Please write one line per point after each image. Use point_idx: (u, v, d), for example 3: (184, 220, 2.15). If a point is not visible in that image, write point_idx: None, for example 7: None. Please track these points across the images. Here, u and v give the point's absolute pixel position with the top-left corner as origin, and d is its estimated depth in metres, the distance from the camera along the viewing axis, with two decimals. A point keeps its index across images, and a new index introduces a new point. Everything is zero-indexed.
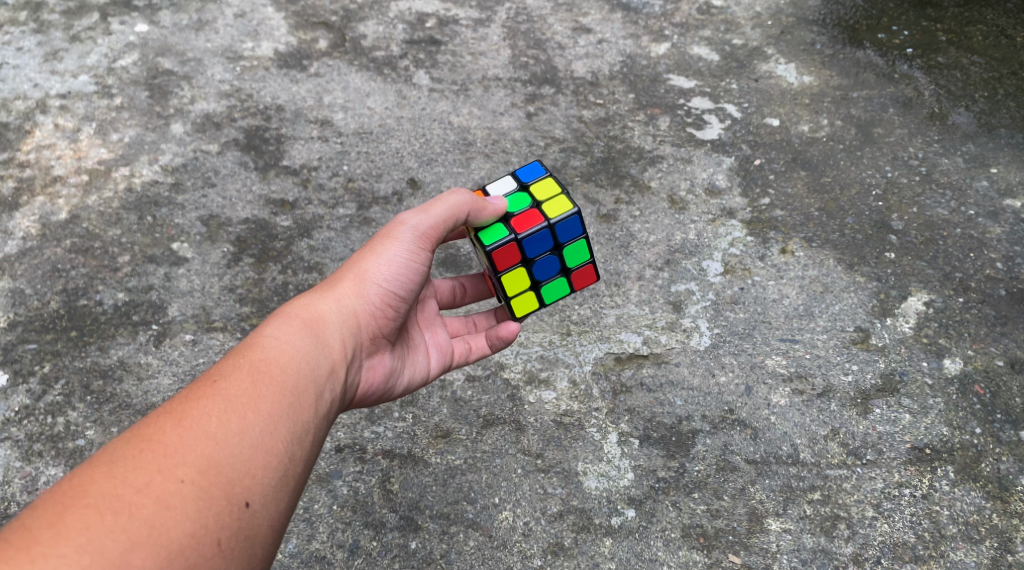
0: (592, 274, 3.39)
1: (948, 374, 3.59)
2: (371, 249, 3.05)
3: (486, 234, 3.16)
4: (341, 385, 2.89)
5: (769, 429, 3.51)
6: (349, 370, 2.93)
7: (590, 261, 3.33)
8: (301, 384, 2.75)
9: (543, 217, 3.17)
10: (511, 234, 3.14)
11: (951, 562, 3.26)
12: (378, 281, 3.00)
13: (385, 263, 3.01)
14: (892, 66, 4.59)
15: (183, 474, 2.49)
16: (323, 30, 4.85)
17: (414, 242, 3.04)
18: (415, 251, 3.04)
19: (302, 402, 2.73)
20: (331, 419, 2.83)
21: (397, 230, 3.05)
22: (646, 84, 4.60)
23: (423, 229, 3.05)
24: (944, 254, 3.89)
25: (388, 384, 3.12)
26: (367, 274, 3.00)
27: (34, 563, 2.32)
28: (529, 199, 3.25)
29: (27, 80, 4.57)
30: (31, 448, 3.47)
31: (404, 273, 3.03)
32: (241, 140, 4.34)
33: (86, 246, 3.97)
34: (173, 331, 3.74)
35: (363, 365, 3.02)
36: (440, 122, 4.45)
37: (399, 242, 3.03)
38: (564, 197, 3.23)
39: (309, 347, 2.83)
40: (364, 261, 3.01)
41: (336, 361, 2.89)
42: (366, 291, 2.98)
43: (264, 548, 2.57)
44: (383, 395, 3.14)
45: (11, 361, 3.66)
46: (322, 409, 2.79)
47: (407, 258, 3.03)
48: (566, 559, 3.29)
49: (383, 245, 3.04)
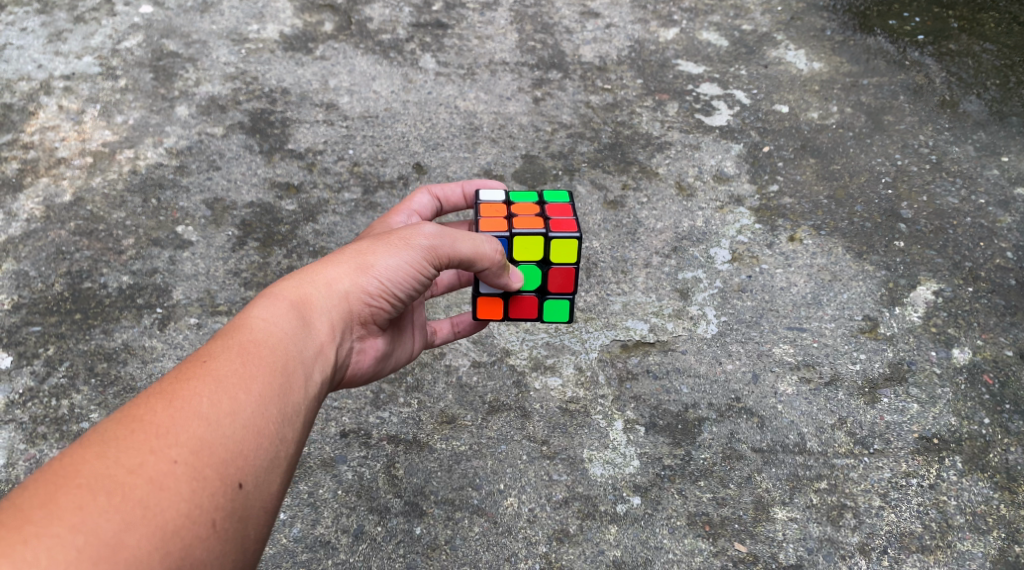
0: (562, 196, 3.33)
1: (957, 364, 3.58)
2: (374, 242, 2.99)
3: (548, 313, 3.30)
4: (330, 365, 2.88)
5: (776, 417, 3.49)
6: (338, 352, 2.92)
7: (569, 204, 3.29)
8: (290, 367, 2.74)
9: (572, 267, 3.19)
10: (568, 296, 3.26)
11: (958, 553, 3.23)
12: (380, 276, 2.94)
13: (387, 257, 2.95)
14: (903, 54, 4.57)
15: (175, 455, 2.48)
16: (328, 13, 4.83)
17: (425, 255, 2.98)
18: (422, 261, 2.98)
19: (292, 383, 2.72)
20: (320, 400, 2.83)
21: (408, 233, 2.99)
22: (655, 69, 4.58)
23: (440, 249, 2.99)
24: (954, 244, 3.87)
25: (377, 367, 3.12)
26: (366, 264, 2.94)
27: (26, 543, 2.30)
28: (531, 266, 3.20)
29: (31, 61, 4.53)
30: (35, 431, 3.44)
31: (410, 277, 2.97)
32: (246, 123, 4.31)
33: (90, 229, 3.94)
34: (177, 314, 3.72)
35: (352, 347, 3.01)
36: (447, 107, 4.43)
37: (408, 250, 2.96)
38: (556, 240, 3.14)
39: (298, 330, 2.80)
40: (366, 252, 2.96)
41: (324, 343, 2.87)
42: (362, 279, 2.94)
43: (256, 530, 2.57)
44: (372, 376, 3.14)
45: (15, 344, 3.63)
46: (312, 391, 2.78)
47: (412, 264, 2.97)
48: (571, 546, 3.26)
49: (392, 244, 2.97)
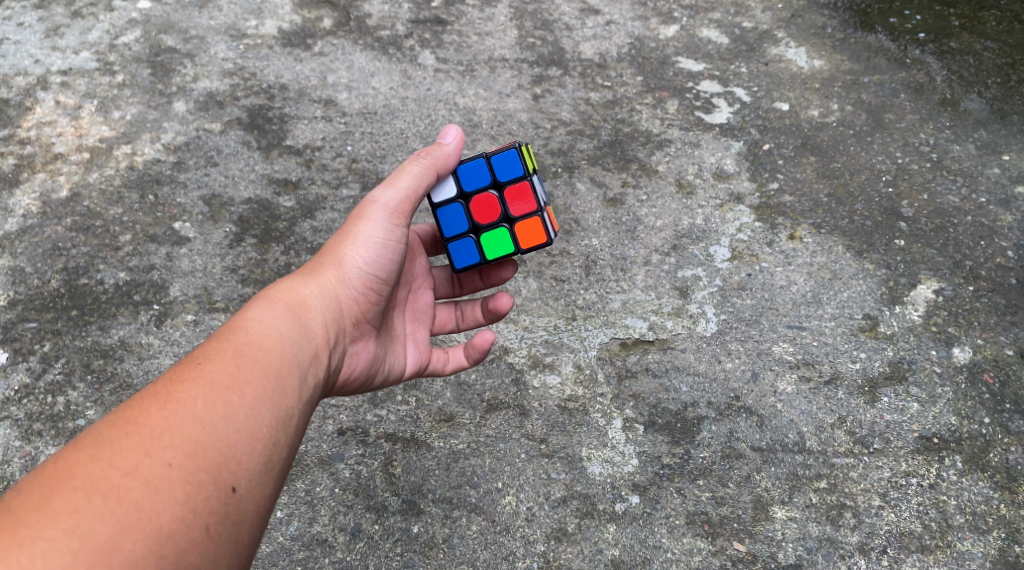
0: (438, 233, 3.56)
1: (957, 363, 3.56)
2: (348, 233, 3.04)
3: None
4: (324, 370, 2.86)
5: (775, 416, 3.48)
6: (332, 354, 2.91)
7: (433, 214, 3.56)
8: (284, 368, 2.72)
9: None
10: None
11: (957, 553, 3.23)
12: (357, 264, 3.00)
13: (364, 246, 3.02)
14: (904, 51, 4.55)
15: (170, 458, 2.47)
16: (327, 9, 4.80)
17: (388, 221, 3.05)
18: (392, 228, 3.05)
19: (285, 386, 2.70)
20: (315, 404, 2.81)
21: (369, 209, 3.06)
22: (655, 67, 4.56)
23: (395, 207, 3.07)
24: (955, 242, 3.85)
25: (371, 372, 3.09)
26: (345, 258, 3.00)
27: (22, 546, 2.30)
28: None
29: (28, 56, 4.51)
30: (31, 428, 3.43)
31: (382, 255, 3.04)
32: (244, 119, 4.29)
33: (87, 225, 3.92)
34: (174, 311, 3.70)
35: (346, 350, 2.99)
36: (446, 103, 4.40)
37: (374, 222, 3.04)
38: None
39: (291, 329, 2.80)
40: (343, 246, 3.01)
41: (319, 345, 2.86)
42: (344, 275, 2.99)
43: (250, 534, 2.54)
44: (365, 384, 3.11)
45: (11, 340, 3.62)
46: (306, 394, 2.76)
47: (384, 237, 3.04)
48: (569, 545, 3.25)
49: (360, 226, 3.04)
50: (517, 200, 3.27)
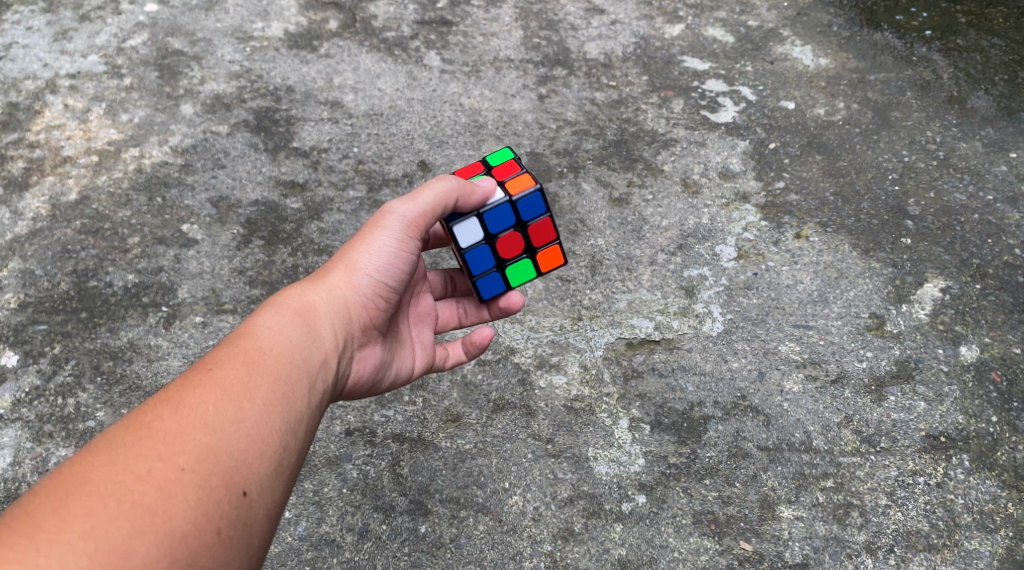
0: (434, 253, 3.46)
1: (964, 361, 3.55)
2: (360, 240, 3.03)
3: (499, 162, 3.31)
4: (332, 376, 2.88)
5: (781, 415, 3.48)
6: (340, 360, 2.92)
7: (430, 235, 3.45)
8: (294, 374, 2.74)
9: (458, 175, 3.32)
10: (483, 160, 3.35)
11: (965, 552, 3.22)
12: (368, 271, 3.00)
13: (376, 253, 3.00)
14: (910, 49, 4.54)
15: (183, 462, 2.48)
16: (333, 11, 4.81)
17: (404, 232, 3.02)
18: (406, 240, 3.02)
19: (295, 391, 2.72)
20: (323, 409, 2.82)
21: (385, 220, 3.03)
22: (660, 66, 4.56)
23: (412, 219, 3.04)
24: (962, 240, 3.84)
25: (377, 377, 3.11)
26: (356, 264, 2.99)
27: (39, 549, 2.32)
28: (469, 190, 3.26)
29: (36, 60, 4.54)
30: (42, 430, 3.45)
31: (395, 264, 3.02)
32: (251, 121, 4.31)
33: (96, 227, 3.95)
34: (183, 313, 3.72)
35: (353, 355, 3.00)
36: (451, 104, 4.41)
37: (388, 232, 3.01)
38: None
39: (301, 337, 2.82)
40: (354, 252, 3.01)
41: (328, 351, 2.88)
42: (355, 281, 2.98)
43: (260, 538, 2.55)
44: (372, 388, 3.12)
45: (22, 342, 3.64)
46: (315, 399, 2.78)
47: (398, 248, 3.02)
48: (576, 545, 3.26)
49: (372, 234, 3.02)
50: (539, 233, 3.26)
